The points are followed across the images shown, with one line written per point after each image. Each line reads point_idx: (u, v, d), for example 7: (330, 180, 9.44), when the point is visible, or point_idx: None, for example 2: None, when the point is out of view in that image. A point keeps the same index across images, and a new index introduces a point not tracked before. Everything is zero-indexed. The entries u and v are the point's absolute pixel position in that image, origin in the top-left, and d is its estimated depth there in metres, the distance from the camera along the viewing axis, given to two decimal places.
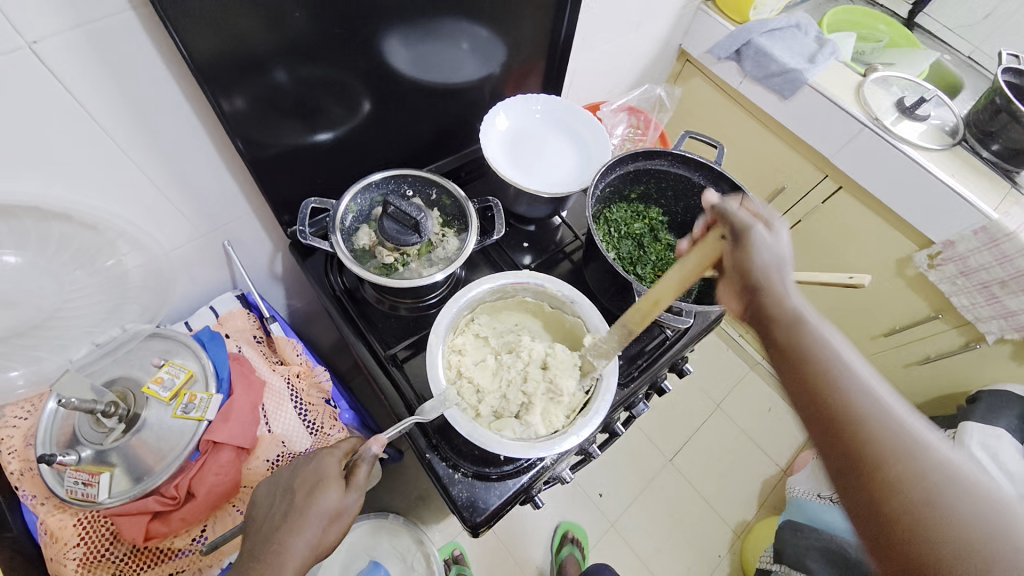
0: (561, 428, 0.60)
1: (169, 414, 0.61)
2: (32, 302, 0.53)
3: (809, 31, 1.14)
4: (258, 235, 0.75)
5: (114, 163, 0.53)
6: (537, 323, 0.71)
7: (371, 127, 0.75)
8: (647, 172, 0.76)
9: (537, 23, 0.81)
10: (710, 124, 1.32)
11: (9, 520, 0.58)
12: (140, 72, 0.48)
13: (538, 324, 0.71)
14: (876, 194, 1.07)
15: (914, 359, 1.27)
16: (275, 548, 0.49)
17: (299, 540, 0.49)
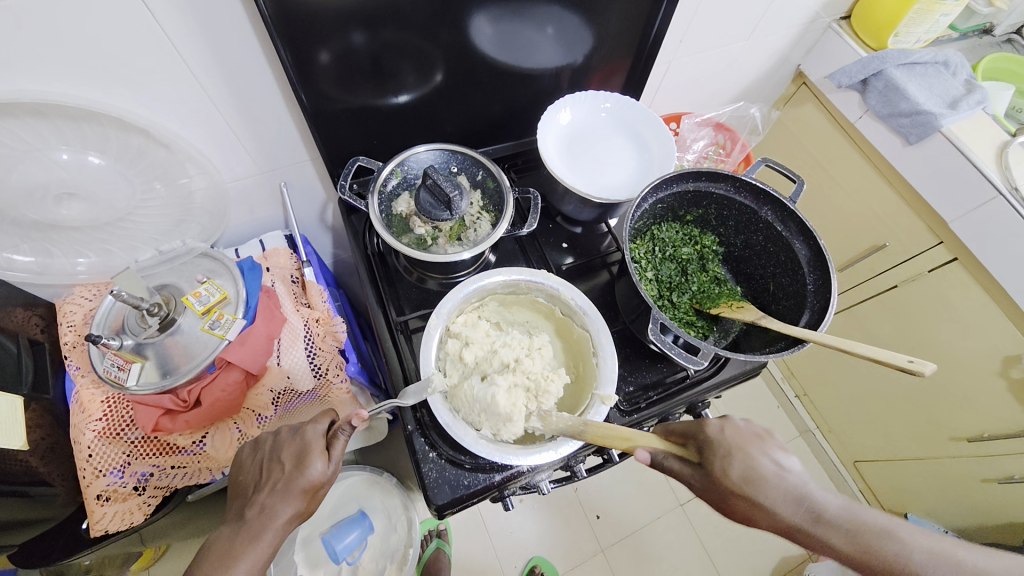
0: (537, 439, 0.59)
1: (198, 326, 0.66)
2: (107, 202, 0.62)
3: (959, 72, 0.98)
4: (313, 183, 0.79)
5: (191, 94, 0.58)
6: (547, 325, 0.69)
7: (438, 99, 0.75)
8: (708, 195, 0.69)
9: (630, 17, 0.76)
10: (813, 158, 1.18)
11: (50, 386, 0.66)
12: (226, 12, 0.52)
13: (548, 329, 0.69)
14: (996, 276, 0.90)
15: (994, 475, 1.07)
16: (265, 511, 0.52)
17: (283, 505, 0.52)
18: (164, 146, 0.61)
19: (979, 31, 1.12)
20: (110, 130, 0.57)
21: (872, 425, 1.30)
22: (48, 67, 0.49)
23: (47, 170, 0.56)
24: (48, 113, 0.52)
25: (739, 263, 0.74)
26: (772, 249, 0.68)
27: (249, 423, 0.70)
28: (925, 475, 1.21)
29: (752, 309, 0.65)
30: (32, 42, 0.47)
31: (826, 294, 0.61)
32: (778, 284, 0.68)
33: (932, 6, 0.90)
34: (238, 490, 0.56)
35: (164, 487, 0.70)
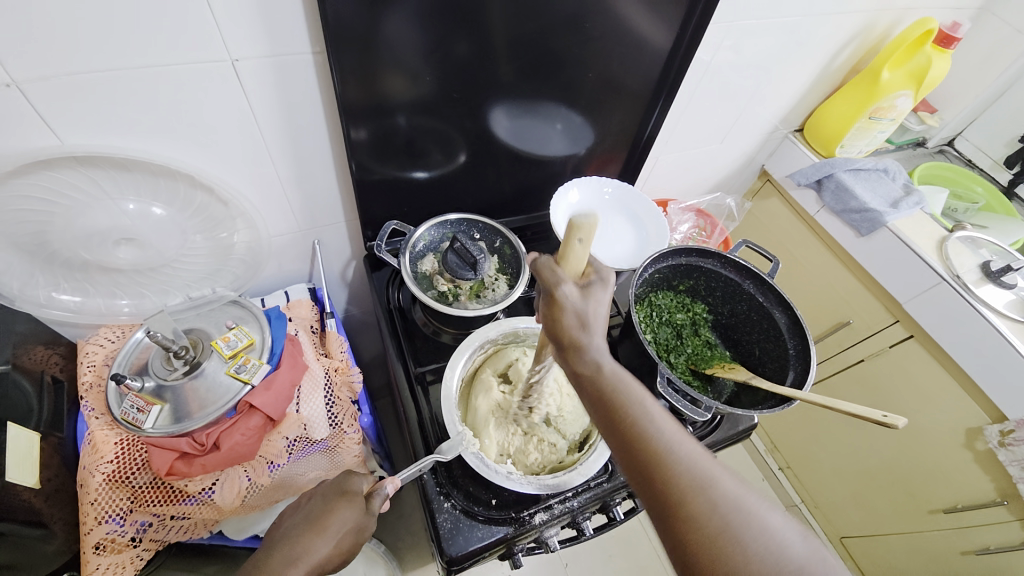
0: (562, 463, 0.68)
1: (223, 370, 0.69)
2: (157, 247, 0.67)
3: (897, 177, 1.16)
4: (342, 241, 0.87)
5: (259, 159, 0.67)
6: None
7: (461, 176, 0.86)
8: (699, 269, 0.79)
9: (626, 119, 0.91)
10: (780, 243, 1.33)
11: (63, 423, 0.66)
12: (301, 96, 0.63)
13: None
14: (950, 354, 1.01)
15: (973, 546, 1.11)
16: (295, 541, 0.54)
17: (320, 540, 0.54)
18: (222, 202, 0.68)
19: (910, 144, 1.34)
20: (180, 184, 0.63)
21: (856, 501, 1.34)
22: (147, 128, 0.56)
23: (113, 217, 0.62)
24: (133, 168, 0.59)
25: (727, 329, 0.82)
26: (756, 318, 0.76)
27: (259, 471, 0.70)
28: (910, 550, 1.24)
29: (743, 370, 0.72)
30: (139, 108, 0.55)
31: (806, 356, 0.69)
32: (762, 350, 0.76)
33: (870, 124, 1.10)
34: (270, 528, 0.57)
35: (159, 540, 0.68)
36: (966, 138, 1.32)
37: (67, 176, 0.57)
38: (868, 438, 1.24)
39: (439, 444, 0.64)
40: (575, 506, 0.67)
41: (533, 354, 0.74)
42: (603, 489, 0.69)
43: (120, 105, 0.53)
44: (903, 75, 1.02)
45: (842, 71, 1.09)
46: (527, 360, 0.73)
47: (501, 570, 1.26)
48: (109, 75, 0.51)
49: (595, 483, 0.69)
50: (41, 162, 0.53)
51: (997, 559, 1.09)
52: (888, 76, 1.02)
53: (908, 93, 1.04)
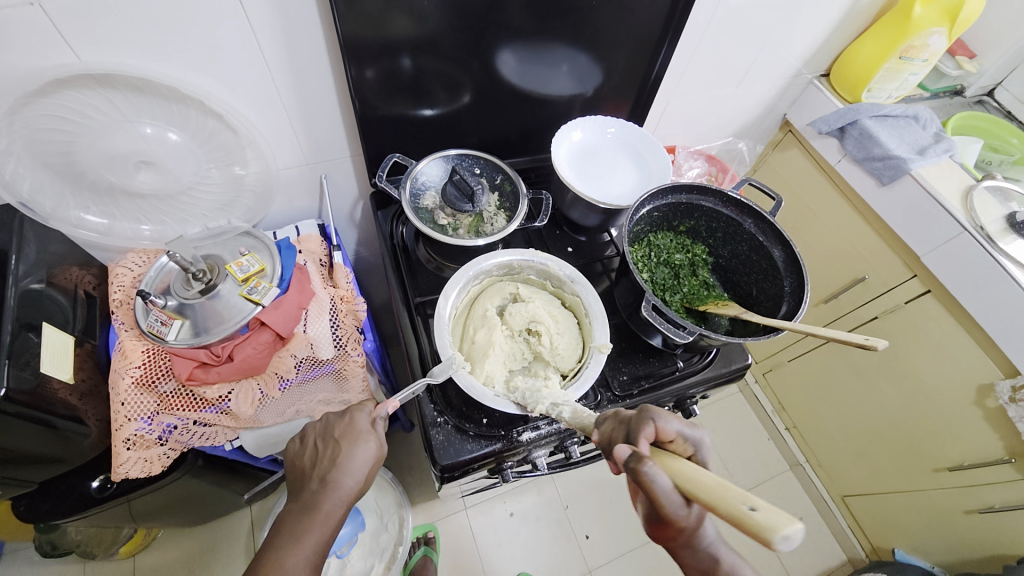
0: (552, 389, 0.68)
1: (237, 292, 0.74)
2: (174, 174, 0.71)
3: (928, 125, 1.09)
4: (349, 179, 0.90)
5: (264, 88, 0.69)
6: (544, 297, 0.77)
7: (465, 116, 0.87)
8: (699, 208, 0.78)
9: (635, 58, 0.88)
10: (798, 197, 1.29)
11: (96, 333, 0.73)
12: (303, 24, 0.64)
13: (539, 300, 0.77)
14: (969, 310, 0.98)
15: (976, 505, 1.11)
16: (330, 485, 0.57)
17: (349, 477, 0.58)
18: (232, 130, 0.71)
19: (947, 93, 1.26)
20: (191, 109, 0.67)
21: (861, 460, 1.33)
22: (153, 46, 0.60)
23: (132, 140, 0.66)
24: (146, 90, 0.63)
25: (726, 271, 0.82)
26: (756, 258, 0.76)
27: (270, 386, 0.76)
28: (911, 508, 1.24)
29: (736, 306, 0.73)
30: (148, 29, 0.58)
31: (801, 292, 0.69)
32: (759, 289, 0.76)
33: (900, 66, 1.04)
34: (296, 472, 0.60)
35: (182, 442, 0.75)
36: (1007, 88, 1.23)
37: (87, 97, 0.61)
38: (879, 398, 1.23)
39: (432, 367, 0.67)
40: (562, 428, 0.70)
41: (526, 288, 0.76)
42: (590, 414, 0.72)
43: (131, 25, 0.56)
44: (937, 11, 0.95)
45: (875, 8, 1.02)
46: (520, 293, 0.75)
47: (502, 507, 1.33)
48: None
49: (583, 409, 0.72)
50: (62, 81, 0.58)
51: (998, 518, 1.08)
52: (920, 12, 0.96)
53: (941, 30, 0.98)
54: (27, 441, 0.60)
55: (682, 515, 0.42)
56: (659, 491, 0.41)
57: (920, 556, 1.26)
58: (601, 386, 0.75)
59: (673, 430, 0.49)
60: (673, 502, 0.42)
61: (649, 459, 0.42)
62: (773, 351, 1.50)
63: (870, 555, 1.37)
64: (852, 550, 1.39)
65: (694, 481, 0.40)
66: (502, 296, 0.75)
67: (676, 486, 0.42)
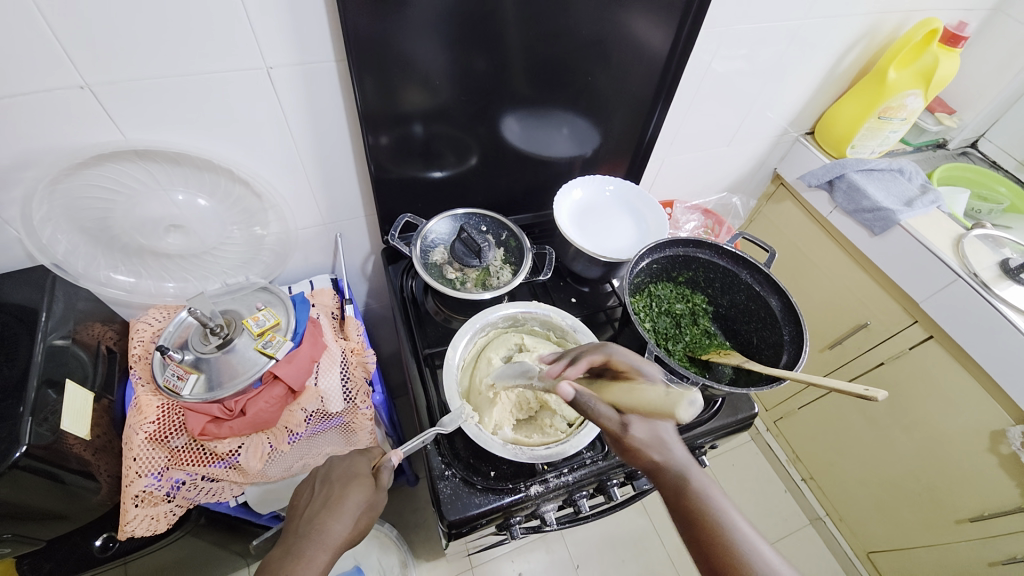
0: (560, 438, 0.68)
1: (252, 346, 0.76)
2: (199, 235, 0.76)
3: (913, 178, 1.15)
4: (362, 236, 0.94)
5: (287, 156, 0.75)
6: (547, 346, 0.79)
7: (473, 177, 0.92)
8: (696, 259, 0.81)
9: (629, 121, 0.95)
10: (795, 246, 1.33)
11: (114, 387, 0.75)
12: (326, 101, 0.71)
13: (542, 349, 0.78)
14: (973, 356, 0.98)
15: (998, 556, 1.07)
16: (318, 526, 0.57)
17: (338, 522, 0.57)
18: (256, 194, 0.76)
19: (930, 146, 1.33)
20: (220, 177, 0.73)
21: (878, 512, 1.29)
22: (192, 126, 0.66)
23: (164, 205, 0.71)
24: (182, 162, 0.69)
25: (726, 320, 0.84)
26: (754, 306, 0.78)
27: (279, 439, 0.77)
28: (936, 563, 1.19)
29: (738, 354, 0.74)
30: (186, 109, 0.64)
31: (801, 340, 0.70)
32: (760, 338, 0.78)
33: (881, 124, 1.10)
34: (289, 515, 0.61)
35: (189, 499, 0.74)
36: (990, 140, 1.30)
37: (127, 168, 0.67)
38: (890, 444, 1.21)
39: (441, 417, 0.68)
40: (570, 480, 0.70)
41: (531, 338, 0.78)
42: (598, 466, 0.71)
43: (173, 105, 0.63)
44: (911, 75, 1.02)
45: (850, 74, 1.10)
46: (525, 343, 0.76)
47: (511, 567, 1.28)
48: (164, 80, 0.60)
49: (590, 460, 0.72)
50: (105, 154, 0.63)
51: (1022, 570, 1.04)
52: (895, 76, 1.03)
53: (916, 93, 1.05)
54: (35, 494, 0.61)
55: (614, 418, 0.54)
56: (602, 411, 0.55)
57: None
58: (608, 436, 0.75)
59: (624, 361, 0.60)
60: (611, 417, 0.54)
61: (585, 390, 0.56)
62: (783, 399, 1.49)
63: None
64: None
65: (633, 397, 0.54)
66: (506, 345, 0.76)
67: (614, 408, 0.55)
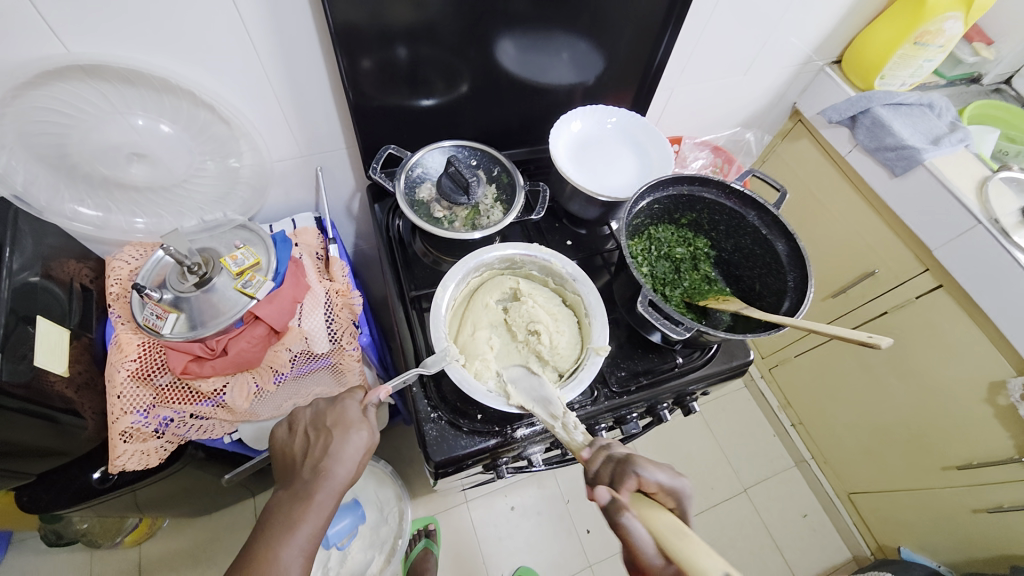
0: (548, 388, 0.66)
1: (231, 285, 0.73)
2: (167, 166, 0.71)
3: (943, 115, 1.05)
4: (345, 171, 0.89)
5: (256, 77, 0.68)
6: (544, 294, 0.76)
7: (463, 107, 0.85)
8: (702, 200, 0.76)
9: (637, 45, 0.86)
10: (808, 189, 1.26)
11: (92, 326, 0.74)
12: (295, 13, 0.63)
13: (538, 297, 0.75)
14: (983, 307, 0.95)
15: (986, 504, 1.08)
16: (322, 473, 0.56)
17: (341, 468, 0.57)
18: (225, 121, 0.70)
19: (965, 80, 1.21)
20: (183, 102, 0.66)
21: (867, 457, 1.31)
22: (144, 40, 0.59)
23: (124, 132, 0.65)
24: (137, 82, 0.62)
25: (729, 266, 0.80)
26: (758, 252, 0.74)
27: (266, 379, 0.76)
28: (919, 507, 1.22)
29: (737, 301, 0.71)
30: (134, 20, 0.57)
31: (804, 288, 0.67)
32: (763, 284, 0.74)
33: (915, 52, 1.00)
34: (287, 462, 0.60)
35: (180, 435, 0.75)
36: None
37: (78, 89, 0.60)
38: (886, 393, 1.20)
39: (424, 360, 0.66)
40: None
41: (526, 283, 0.75)
42: (586, 411, 0.70)
43: (120, 15, 0.56)
44: None
45: None
46: (520, 289, 0.74)
47: (503, 501, 1.33)
48: None
49: (579, 405, 0.71)
50: (50, 72, 0.57)
51: (1008, 518, 1.05)
52: None
53: (956, 15, 0.95)
54: (24, 432, 0.61)
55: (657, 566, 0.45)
56: (636, 537, 0.46)
57: (928, 555, 1.24)
58: (598, 381, 0.74)
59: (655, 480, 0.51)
60: (650, 553, 0.45)
61: (627, 510, 0.47)
62: (780, 346, 1.48)
63: (876, 553, 1.34)
64: (858, 548, 1.37)
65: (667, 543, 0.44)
66: (501, 289, 0.74)
67: (653, 538, 0.46)
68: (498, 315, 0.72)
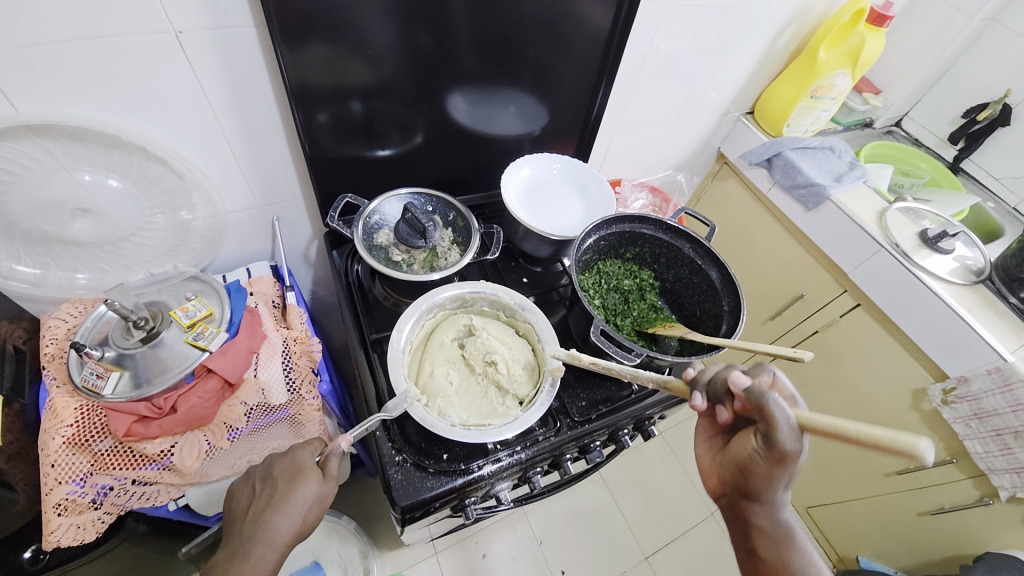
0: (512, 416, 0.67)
1: (182, 338, 0.71)
2: (114, 220, 0.70)
3: (842, 155, 1.21)
4: (302, 219, 0.90)
5: (211, 132, 0.70)
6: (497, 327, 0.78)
7: (418, 156, 0.89)
8: (642, 236, 0.82)
9: (576, 99, 0.95)
10: (737, 221, 1.38)
11: (25, 390, 0.69)
12: (252, 73, 0.66)
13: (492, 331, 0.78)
14: (897, 321, 1.06)
15: (929, 507, 1.16)
16: (262, 526, 0.54)
17: (284, 521, 0.54)
18: (177, 174, 0.70)
19: (859, 125, 1.40)
20: (134, 157, 0.66)
21: (821, 473, 1.38)
22: (97, 100, 0.60)
23: (68, 187, 0.64)
24: (85, 139, 0.62)
25: (672, 295, 0.86)
26: (697, 280, 0.80)
27: (218, 436, 0.73)
28: (870, 515, 1.29)
29: (682, 326, 0.77)
30: (90, 82, 0.58)
31: (739, 311, 0.73)
32: (702, 310, 0.80)
33: (813, 103, 1.15)
34: (230, 519, 0.57)
35: (120, 505, 0.69)
36: (913, 118, 1.39)
37: (22, 147, 0.59)
38: (829, 407, 1.29)
39: (387, 403, 0.64)
40: (524, 458, 0.70)
41: (479, 319, 0.77)
42: (550, 442, 0.72)
43: (73, 76, 0.56)
44: (839, 55, 1.07)
45: (786, 53, 1.14)
46: (474, 325, 0.76)
47: (475, 548, 1.29)
48: (60, 48, 0.54)
49: (543, 437, 0.72)
50: None
51: (950, 519, 1.13)
52: (824, 56, 1.07)
53: (845, 72, 1.10)
54: None
55: (792, 448, 0.45)
56: (776, 420, 0.45)
57: (884, 563, 1.30)
58: (560, 412, 0.76)
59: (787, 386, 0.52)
60: (788, 436, 0.45)
61: (772, 395, 0.46)
62: (729, 370, 1.56)
63: (838, 566, 1.39)
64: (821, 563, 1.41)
65: (818, 420, 0.43)
66: (456, 328, 0.76)
67: (793, 422, 0.45)
68: (455, 352, 0.73)
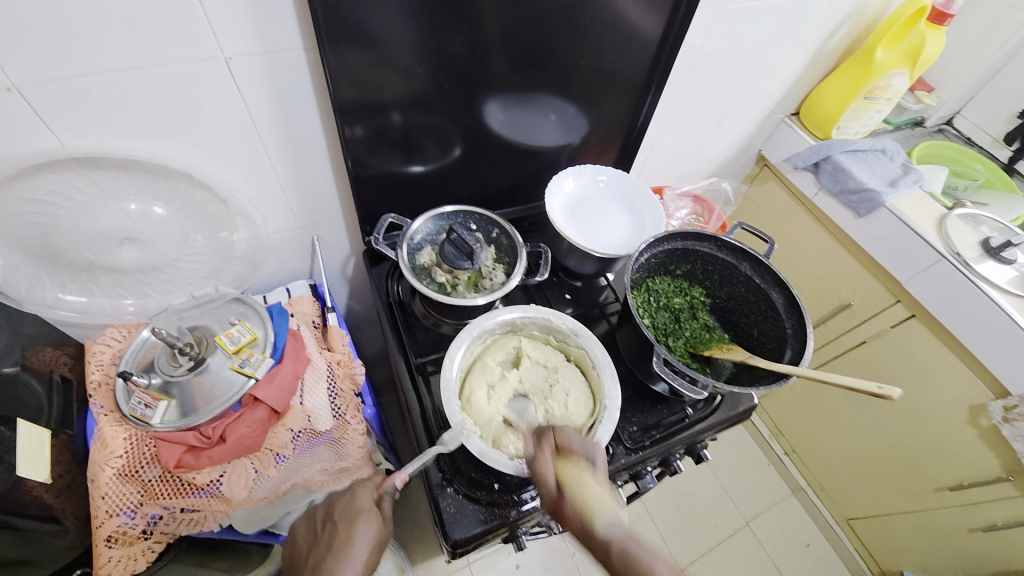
0: None
1: (227, 365, 0.69)
2: (159, 248, 0.66)
3: (895, 157, 1.14)
4: (341, 237, 0.88)
5: (254, 155, 0.68)
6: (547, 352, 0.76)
7: (457, 169, 0.87)
8: (695, 252, 0.79)
9: (620, 107, 0.91)
10: (777, 226, 1.33)
11: (73, 420, 0.69)
12: (294, 93, 0.64)
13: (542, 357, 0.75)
14: (955, 334, 1.01)
15: (981, 524, 1.11)
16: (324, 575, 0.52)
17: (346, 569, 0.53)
18: (221, 200, 0.67)
19: (908, 124, 1.34)
20: (180, 183, 0.65)
21: (863, 483, 1.33)
22: (144, 128, 0.58)
23: (116, 217, 0.62)
24: (132, 167, 0.61)
25: (726, 312, 0.82)
26: (753, 299, 0.77)
27: (265, 463, 0.72)
28: (918, 530, 1.24)
29: (741, 350, 0.73)
30: (138, 110, 0.56)
31: (803, 336, 0.69)
32: (761, 330, 0.77)
33: (867, 105, 1.09)
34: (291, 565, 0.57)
35: (169, 533, 0.69)
36: (965, 117, 1.31)
37: (70, 177, 0.58)
38: (874, 418, 1.24)
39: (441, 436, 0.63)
40: None
41: (530, 343, 0.75)
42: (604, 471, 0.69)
43: (120, 103, 0.55)
44: (897, 54, 1.01)
45: (837, 52, 1.08)
46: (526, 350, 0.73)
47: (508, 560, 1.28)
48: (105, 77, 0.52)
49: None
50: (43, 165, 0.55)
51: (1003, 535, 1.09)
52: (882, 55, 1.01)
53: (903, 71, 1.04)
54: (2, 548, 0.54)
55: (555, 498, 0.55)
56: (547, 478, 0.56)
57: None
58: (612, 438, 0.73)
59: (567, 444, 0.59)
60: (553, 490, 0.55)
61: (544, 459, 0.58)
62: None
63: None
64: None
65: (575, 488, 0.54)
66: (505, 353, 0.73)
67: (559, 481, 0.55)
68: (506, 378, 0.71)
